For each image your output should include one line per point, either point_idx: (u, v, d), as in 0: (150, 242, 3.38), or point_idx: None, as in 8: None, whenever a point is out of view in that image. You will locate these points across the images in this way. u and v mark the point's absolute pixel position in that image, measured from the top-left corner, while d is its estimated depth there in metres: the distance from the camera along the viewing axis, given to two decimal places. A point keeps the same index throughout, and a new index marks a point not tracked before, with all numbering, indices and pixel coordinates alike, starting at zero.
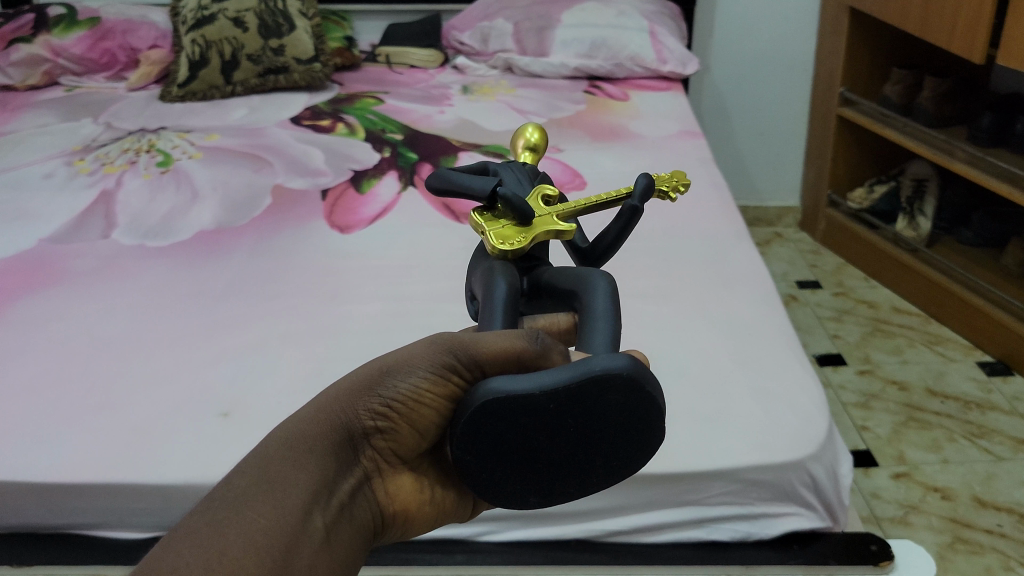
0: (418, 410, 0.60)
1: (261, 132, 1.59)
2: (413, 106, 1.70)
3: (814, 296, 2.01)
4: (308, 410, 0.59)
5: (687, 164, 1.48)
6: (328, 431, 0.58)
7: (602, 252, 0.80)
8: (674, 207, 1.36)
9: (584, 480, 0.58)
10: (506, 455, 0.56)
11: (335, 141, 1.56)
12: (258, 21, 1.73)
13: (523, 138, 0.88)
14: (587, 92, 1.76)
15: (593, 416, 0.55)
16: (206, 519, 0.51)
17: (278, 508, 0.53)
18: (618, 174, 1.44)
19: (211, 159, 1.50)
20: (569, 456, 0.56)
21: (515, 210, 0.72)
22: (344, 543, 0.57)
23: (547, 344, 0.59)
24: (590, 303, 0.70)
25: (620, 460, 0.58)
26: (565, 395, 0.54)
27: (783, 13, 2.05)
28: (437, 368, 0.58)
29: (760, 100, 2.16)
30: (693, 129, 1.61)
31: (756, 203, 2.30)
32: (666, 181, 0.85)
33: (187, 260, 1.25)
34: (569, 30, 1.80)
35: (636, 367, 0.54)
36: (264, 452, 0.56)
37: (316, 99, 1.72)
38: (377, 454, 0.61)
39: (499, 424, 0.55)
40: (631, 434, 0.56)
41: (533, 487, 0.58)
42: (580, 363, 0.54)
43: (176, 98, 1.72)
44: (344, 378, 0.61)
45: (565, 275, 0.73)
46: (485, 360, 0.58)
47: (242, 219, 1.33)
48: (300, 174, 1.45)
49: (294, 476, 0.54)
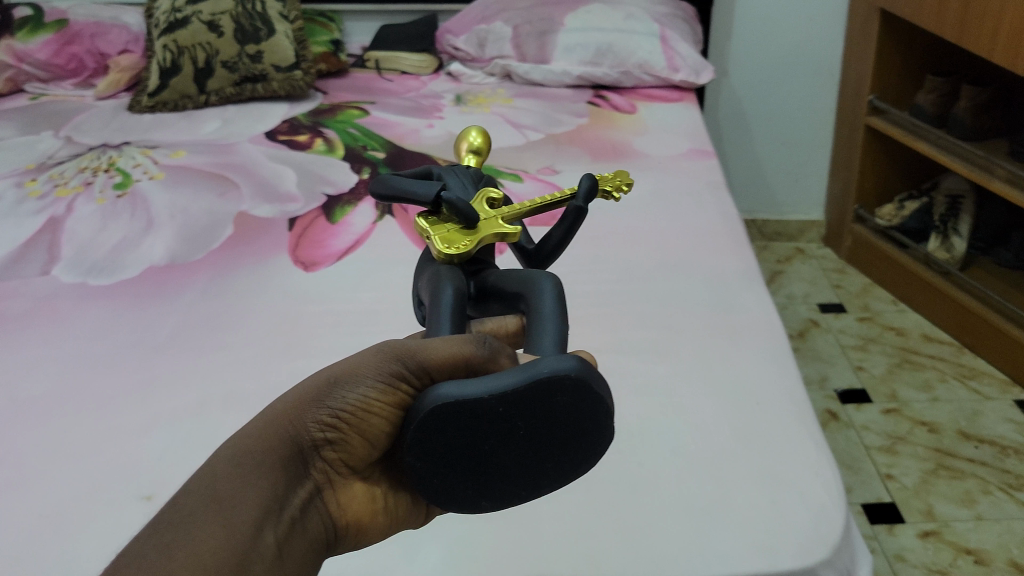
0: (368, 421, 0.58)
1: (232, 149, 1.47)
2: (400, 119, 1.56)
3: (838, 321, 1.86)
4: (255, 425, 0.58)
5: (695, 190, 1.34)
6: (276, 445, 0.57)
7: (553, 249, 0.77)
8: (678, 242, 1.22)
9: (537, 484, 0.56)
10: (457, 462, 0.54)
11: (311, 160, 1.43)
12: (234, 24, 1.60)
13: (466, 140, 0.85)
14: (591, 102, 1.62)
15: (542, 419, 0.53)
16: (154, 541, 0.51)
17: (225, 527, 0.52)
18: (619, 201, 1.30)
19: (174, 181, 1.37)
20: (520, 461, 0.55)
21: (460, 212, 0.70)
22: (296, 559, 0.56)
23: (497, 348, 0.56)
24: (537, 305, 0.68)
25: (572, 461, 0.56)
26: (513, 399, 0.52)
27: (808, 14, 1.89)
28: (385, 377, 0.56)
29: (781, 107, 2.01)
30: (705, 148, 1.46)
31: (777, 216, 2.14)
32: (606, 184, 0.82)
33: (131, 302, 1.12)
34: (572, 35, 1.66)
35: (584, 367, 0.53)
36: (213, 467, 0.55)
37: (296, 111, 1.59)
38: (327, 466, 0.59)
39: (446, 430, 0.53)
40: (583, 435, 0.55)
41: (485, 494, 0.56)
42: (527, 366, 0.53)
43: (146, 109, 1.59)
44: (293, 390, 0.59)
45: (512, 277, 0.71)
46: (433, 367, 0.56)
47: (198, 253, 1.20)
48: (267, 200, 1.32)
49: (239, 494, 0.54)
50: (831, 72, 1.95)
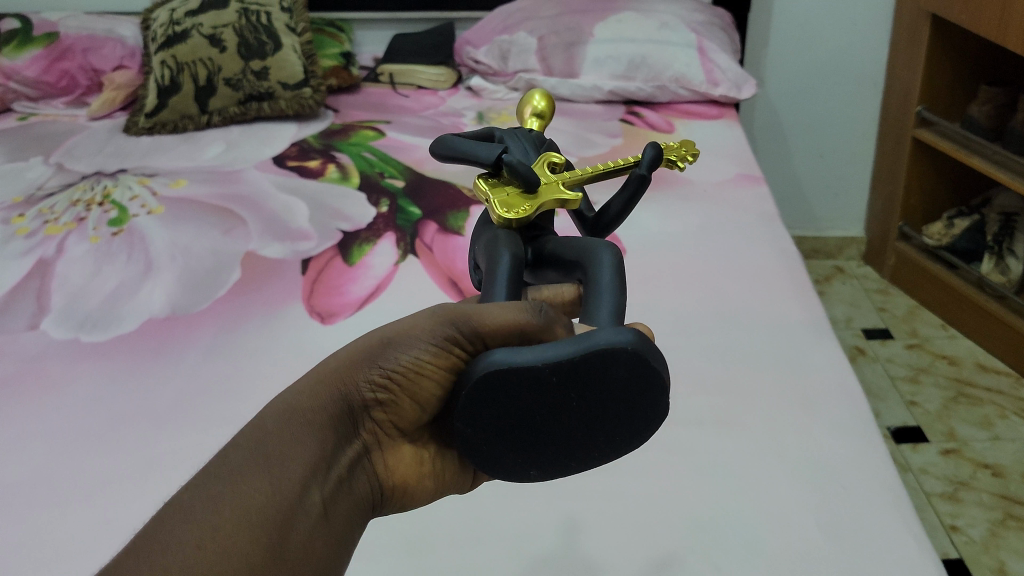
0: (420, 384, 0.57)
1: (236, 177, 1.34)
2: (419, 140, 1.44)
3: (885, 349, 1.74)
4: (307, 382, 0.57)
5: (748, 222, 1.22)
6: (326, 404, 0.56)
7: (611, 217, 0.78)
8: (734, 286, 1.09)
9: (586, 455, 0.57)
10: (507, 428, 0.55)
11: (323, 190, 1.31)
12: (237, 38, 1.48)
13: (529, 103, 0.88)
14: (624, 120, 1.50)
15: (593, 391, 0.53)
16: (203, 497, 0.51)
17: (275, 484, 0.52)
18: (665, 238, 1.18)
19: (175, 216, 1.25)
20: (570, 430, 0.55)
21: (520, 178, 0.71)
22: (342, 519, 0.56)
23: (553, 317, 0.55)
24: (594, 276, 0.67)
25: (623, 436, 0.57)
26: (566, 368, 0.52)
27: (850, 19, 1.76)
28: (440, 341, 0.55)
29: (820, 118, 1.88)
30: (753, 172, 1.34)
31: (814, 232, 2.02)
32: (669, 153, 0.82)
33: (128, 364, 1.00)
34: (602, 46, 1.53)
35: (641, 341, 0.53)
36: (265, 423, 0.55)
37: (305, 132, 1.47)
38: (377, 427, 0.59)
39: (498, 396, 0.54)
40: (636, 406, 0.55)
41: (534, 460, 0.57)
42: (583, 336, 0.53)
43: (143, 131, 1.47)
44: (345, 349, 0.58)
45: (570, 246, 0.71)
46: (486, 333, 0.55)
47: (202, 301, 1.08)
48: (276, 238, 1.20)
49: (290, 450, 0.54)
50: (875, 80, 1.82)
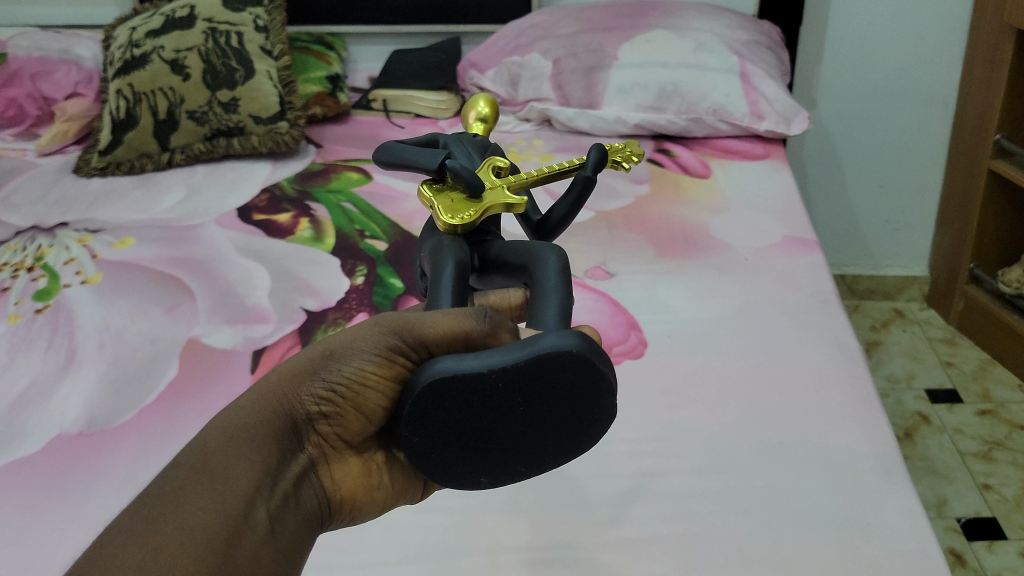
0: (364, 396, 0.55)
1: (192, 234, 1.14)
2: (409, 187, 1.23)
3: (953, 416, 1.50)
4: (248, 396, 0.55)
5: (797, 303, 0.99)
6: (269, 418, 0.53)
7: (559, 221, 0.79)
8: (783, 403, 0.87)
9: (536, 460, 0.55)
10: (457, 436, 0.53)
11: (291, 254, 1.10)
12: (203, 64, 1.28)
13: (474, 109, 0.85)
14: (652, 160, 1.28)
15: (542, 395, 0.52)
16: (137, 518, 0.47)
17: (219, 500, 0.48)
18: (696, 330, 0.96)
19: (112, 288, 1.06)
20: (518, 435, 0.54)
21: (463, 181, 0.69)
22: (292, 535, 0.52)
23: (497, 323, 0.55)
24: (541, 278, 0.67)
25: (572, 438, 0.55)
26: (513, 374, 0.50)
27: (917, 32, 1.52)
28: (382, 351, 0.54)
29: (881, 143, 1.64)
30: (804, 234, 1.11)
31: (870, 270, 1.79)
32: (615, 154, 0.84)
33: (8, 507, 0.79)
34: (627, 72, 1.32)
35: (588, 344, 0.50)
36: (202, 441, 0.51)
37: (280, 175, 1.27)
38: (321, 441, 0.57)
39: (445, 404, 0.52)
40: (585, 412, 0.53)
41: (484, 469, 0.55)
42: (529, 341, 0.51)
43: (94, 172, 1.28)
44: (284, 364, 0.56)
45: (515, 249, 0.70)
46: (432, 342, 0.54)
47: (126, 412, 0.89)
48: (227, 320, 1.00)
49: (236, 463, 0.50)
50: (944, 101, 1.58)
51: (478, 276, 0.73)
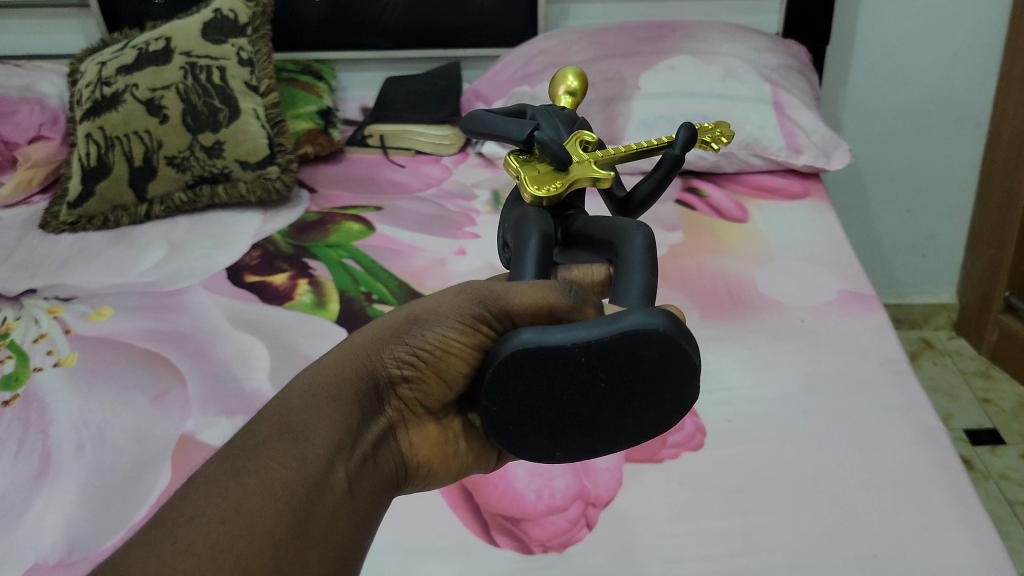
0: (444, 362, 0.58)
1: (177, 301, 1.02)
2: (417, 238, 1.11)
3: (998, 459, 1.37)
4: (335, 357, 0.58)
5: (866, 376, 0.88)
6: (354, 380, 0.57)
7: (642, 202, 0.70)
8: (871, 505, 0.75)
9: (612, 438, 0.57)
10: (537, 409, 0.56)
11: (290, 324, 0.98)
12: (182, 104, 1.15)
13: (564, 82, 0.74)
14: (681, 201, 1.18)
15: (622, 372, 0.54)
16: (223, 470, 0.50)
17: (297, 459, 0.51)
18: (759, 412, 0.85)
19: (90, 372, 0.93)
20: (595, 413, 0.56)
21: (551, 154, 0.64)
22: (368, 495, 0.55)
23: (582, 298, 0.57)
24: (625, 255, 0.61)
25: (647, 421, 0.57)
26: (595, 349, 0.53)
27: (949, 48, 1.41)
28: (466, 320, 0.57)
29: (909, 165, 1.54)
30: (862, 289, 1.00)
31: (896, 299, 1.70)
32: (707, 134, 0.73)
33: None
34: (650, 103, 1.20)
35: (672, 325, 0.53)
36: (287, 400, 0.54)
37: (272, 227, 1.14)
38: (402, 405, 0.60)
39: (528, 376, 0.55)
40: (662, 392, 0.56)
41: (559, 444, 0.58)
42: (611, 319, 0.54)
43: (63, 227, 1.15)
44: (370, 327, 0.59)
45: (601, 225, 0.64)
46: (515, 313, 0.56)
47: (111, 534, 0.76)
48: (224, 411, 0.87)
49: (320, 421, 0.53)
50: (977, 119, 1.47)
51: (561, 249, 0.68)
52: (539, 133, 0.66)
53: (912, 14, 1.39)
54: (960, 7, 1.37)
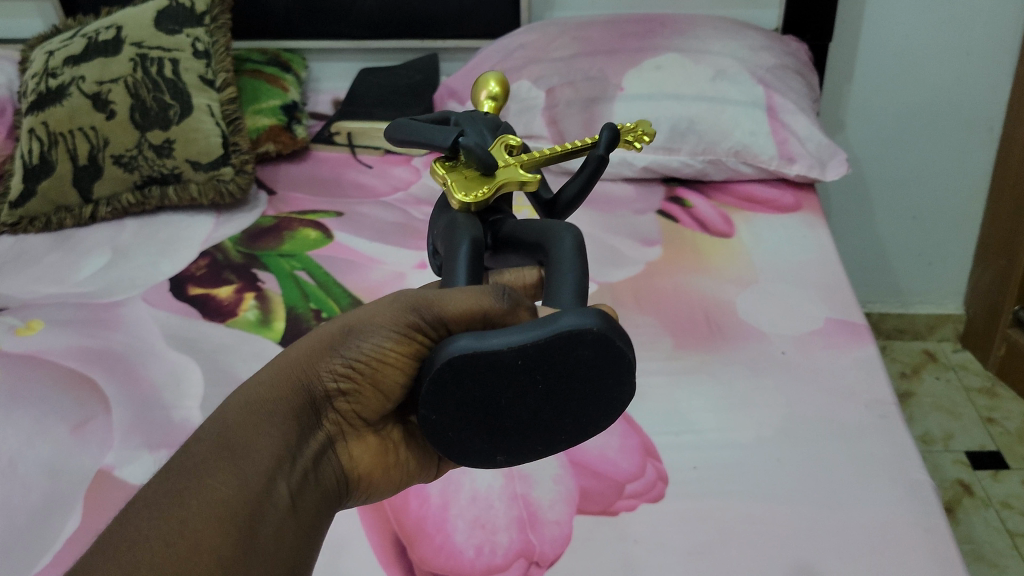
0: (385, 373, 0.51)
1: (113, 316, 0.95)
2: (376, 249, 1.04)
3: (999, 485, 1.28)
4: (267, 371, 0.51)
5: (848, 420, 0.80)
6: (286, 394, 0.50)
7: (568, 204, 0.63)
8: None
9: (554, 440, 0.48)
10: (475, 415, 0.46)
11: (230, 344, 0.91)
12: (130, 99, 1.08)
13: (484, 86, 0.68)
14: (663, 211, 1.10)
15: (563, 374, 0.45)
16: (156, 495, 0.45)
17: (236, 480, 0.46)
18: (729, 460, 0.77)
19: (10, 394, 0.85)
20: (533, 419, 0.47)
21: (476, 159, 0.58)
22: (310, 513, 0.49)
23: (519, 300, 0.48)
24: (556, 257, 0.55)
25: (593, 421, 0.48)
26: (533, 353, 0.44)
27: (961, 46, 1.32)
28: (402, 328, 0.49)
29: (917, 169, 1.45)
30: (851, 316, 0.92)
31: (899, 308, 1.61)
32: (629, 133, 0.67)
33: None
34: (633, 105, 1.11)
35: (611, 324, 0.44)
36: (222, 417, 0.49)
37: (223, 233, 1.07)
38: (340, 418, 0.53)
39: (462, 384, 0.45)
40: (606, 394, 0.47)
41: (500, 449, 0.48)
42: (547, 318, 0.44)
43: (4, 228, 1.10)
44: (304, 338, 0.52)
45: (530, 226, 0.58)
46: (451, 320, 0.48)
47: None
48: (147, 443, 0.80)
49: (255, 440, 0.48)
50: (990, 122, 1.38)
51: (491, 255, 0.60)
52: (464, 138, 0.60)
53: (921, 9, 1.30)
54: (975, 3, 1.28)
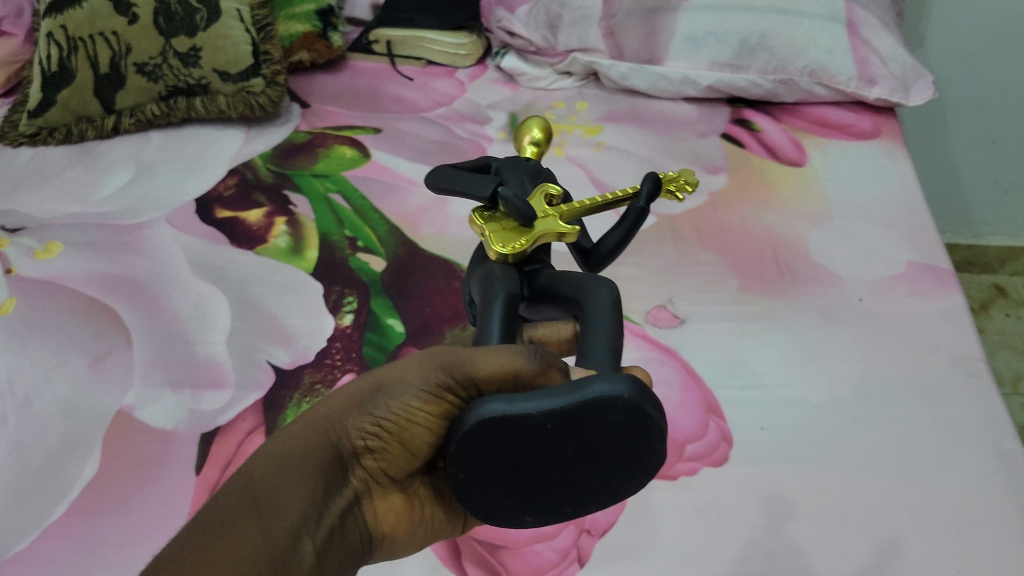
0: (416, 432, 0.45)
1: (136, 240, 0.89)
2: (417, 171, 0.97)
3: None
4: (293, 423, 0.45)
5: (932, 378, 0.73)
6: (312, 450, 0.44)
7: (608, 255, 0.57)
8: (933, 558, 0.61)
9: (583, 503, 0.43)
10: (501, 477, 0.41)
11: (260, 275, 0.85)
12: (154, 2, 1.00)
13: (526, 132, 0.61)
14: (727, 136, 1.01)
15: (594, 442, 0.40)
16: (177, 554, 0.39)
17: (260, 541, 0.40)
18: (800, 419, 0.71)
19: (27, 323, 0.79)
20: (560, 483, 0.42)
21: (512, 209, 0.52)
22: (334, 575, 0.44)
23: (551, 361, 0.43)
24: (591, 311, 0.49)
25: (623, 486, 0.43)
26: (564, 419, 0.39)
27: None
28: (433, 387, 0.43)
29: (1001, 91, 1.34)
30: (936, 260, 0.84)
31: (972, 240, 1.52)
32: (670, 182, 0.62)
33: None
34: (699, 17, 1.02)
35: (641, 391, 0.39)
36: (246, 470, 0.43)
37: (254, 149, 1.01)
38: (367, 476, 0.47)
39: (488, 448, 0.40)
40: (636, 460, 0.41)
41: (529, 510, 0.43)
42: (579, 383, 0.39)
43: (21, 140, 1.03)
44: (332, 390, 0.47)
45: (566, 278, 0.52)
46: (483, 382, 0.42)
47: (25, 534, 0.64)
48: (170, 381, 0.75)
49: (280, 497, 0.42)
50: None
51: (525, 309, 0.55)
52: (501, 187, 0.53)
53: None
54: None
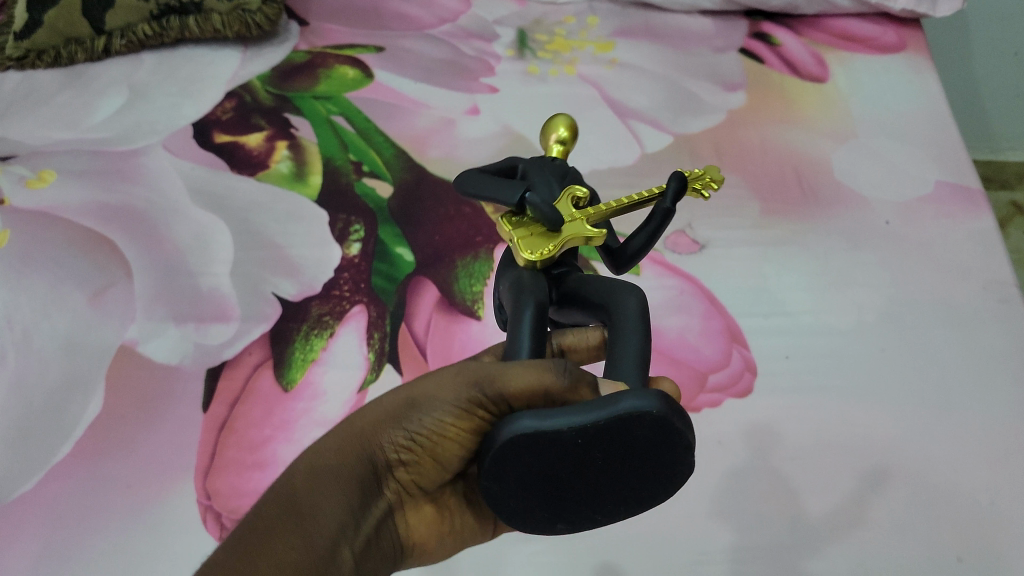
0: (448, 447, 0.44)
1: (132, 167, 0.85)
2: (422, 90, 0.93)
3: None
4: (326, 437, 0.45)
5: (961, 303, 0.71)
6: (348, 460, 0.43)
7: (633, 257, 0.54)
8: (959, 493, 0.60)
9: (613, 509, 0.42)
10: (532, 484, 0.40)
11: (262, 202, 0.82)
12: None
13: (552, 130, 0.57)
14: (746, 51, 0.97)
15: (624, 455, 0.38)
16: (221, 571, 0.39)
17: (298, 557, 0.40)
18: (825, 348, 0.69)
19: (22, 255, 0.76)
20: (590, 496, 0.41)
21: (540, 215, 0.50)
22: None
23: (580, 375, 0.41)
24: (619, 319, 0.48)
25: (652, 497, 0.42)
26: (595, 436, 0.37)
27: None
28: (464, 402, 0.42)
29: None
30: (965, 179, 0.81)
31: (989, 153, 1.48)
32: (695, 181, 0.57)
33: None
34: None
35: (672, 405, 0.37)
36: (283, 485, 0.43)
37: (252, 70, 0.97)
38: (399, 488, 0.47)
39: (521, 458, 0.39)
40: (662, 473, 0.40)
41: (559, 513, 0.42)
42: (608, 397, 0.37)
43: (9, 62, 0.99)
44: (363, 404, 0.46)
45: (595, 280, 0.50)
46: (514, 398, 0.41)
47: (29, 477, 0.63)
48: (173, 315, 0.73)
49: (317, 514, 0.41)
50: None
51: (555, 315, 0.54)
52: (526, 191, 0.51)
53: None
54: None
